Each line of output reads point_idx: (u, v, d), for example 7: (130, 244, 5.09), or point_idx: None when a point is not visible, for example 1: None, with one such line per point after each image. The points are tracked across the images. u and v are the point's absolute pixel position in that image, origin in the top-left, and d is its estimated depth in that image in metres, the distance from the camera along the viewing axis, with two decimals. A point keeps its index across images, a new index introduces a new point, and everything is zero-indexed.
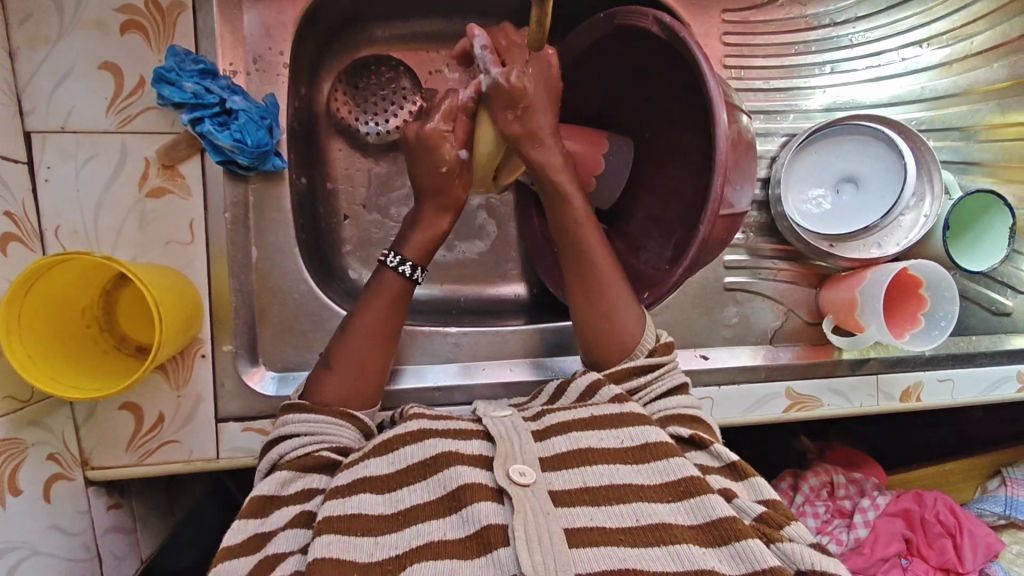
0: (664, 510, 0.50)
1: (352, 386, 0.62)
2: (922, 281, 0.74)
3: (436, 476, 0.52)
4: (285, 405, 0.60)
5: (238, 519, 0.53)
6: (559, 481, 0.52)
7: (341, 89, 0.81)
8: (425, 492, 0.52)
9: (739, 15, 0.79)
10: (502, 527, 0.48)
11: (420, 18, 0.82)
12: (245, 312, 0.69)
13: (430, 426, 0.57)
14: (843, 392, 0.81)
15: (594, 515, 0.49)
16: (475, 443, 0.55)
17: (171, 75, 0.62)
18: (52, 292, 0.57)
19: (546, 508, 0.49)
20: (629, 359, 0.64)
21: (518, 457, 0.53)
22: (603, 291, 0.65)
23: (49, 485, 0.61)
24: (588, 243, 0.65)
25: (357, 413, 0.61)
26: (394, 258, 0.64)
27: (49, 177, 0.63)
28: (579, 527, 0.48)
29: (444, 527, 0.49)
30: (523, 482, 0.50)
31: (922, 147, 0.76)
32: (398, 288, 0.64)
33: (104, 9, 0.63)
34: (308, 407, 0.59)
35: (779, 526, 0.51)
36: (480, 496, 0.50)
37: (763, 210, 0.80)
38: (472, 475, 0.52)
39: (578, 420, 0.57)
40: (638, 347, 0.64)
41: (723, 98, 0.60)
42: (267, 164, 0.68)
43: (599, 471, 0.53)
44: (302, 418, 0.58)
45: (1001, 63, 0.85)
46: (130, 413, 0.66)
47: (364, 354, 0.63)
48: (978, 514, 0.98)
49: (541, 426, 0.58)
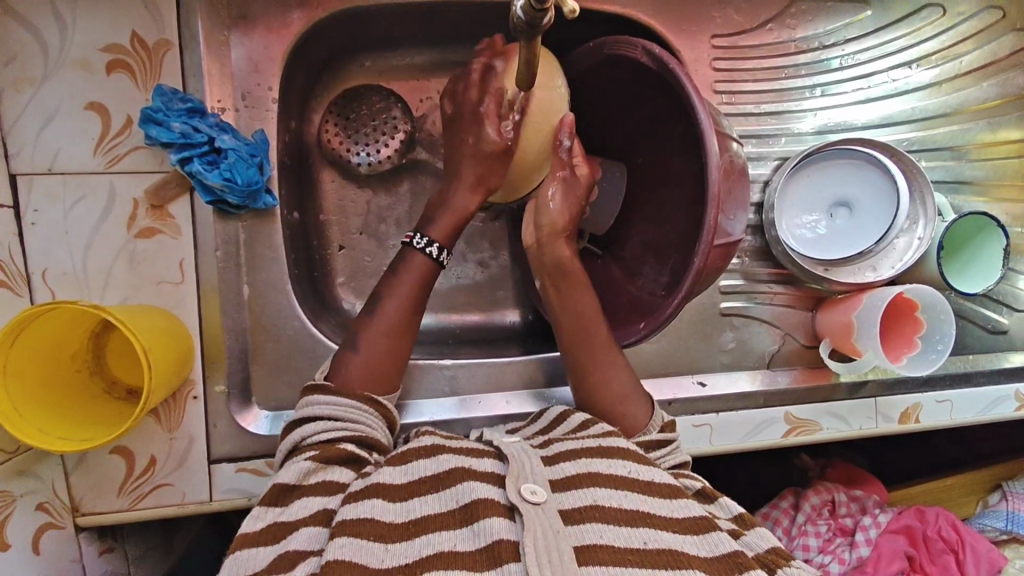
0: (671, 538, 0.50)
1: (375, 362, 0.62)
2: (918, 303, 0.74)
3: (448, 490, 0.52)
4: (308, 384, 0.60)
5: (255, 507, 0.51)
6: (570, 501, 0.51)
7: (332, 119, 0.79)
8: (437, 504, 0.51)
9: (728, 40, 0.79)
10: (514, 543, 0.47)
11: (410, 48, 0.81)
12: (238, 349, 0.69)
13: (441, 444, 0.58)
14: (841, 415, 0.80)
15: (603, 533, 0.49)
16: (486, 461, 0.56)
17: (158, 115, 0.61)
18: (40, 341, 0.56)
19: (556, 525, 0.48)
20: (642, 433, 0.65)
21: (529, 477, 0.53)
22: (599, 366, 0.67)
23: (38, 536, 0.61)
24: (571, 301, 0.67)
25: (382, 399, 0.61)
26: (422, 241, 0.65)
27: (36, 221, 0.62)
28: (588, 545, 0.48)
29: (455, 538, 0.48)
30: (533, 500, 0.50)
31: (913, 171, 0.76)
32: (423, 268, 0.65)
33: (90, 49, 0.62)
34: (336, 390, 0.58)
35: (787, 557, 0.52)
36: (492, 511, 0.49)
37: (758, 234, 0.80)
38: (484, 490, 0.51)
39: (587, 449, 0.57)
40: (649, 423, 0.65)
41: (715, 127, 0.60)
42: (258, 203, 0.67)
43: (609, 493, 0.52)
44: (330, 400, 0.58)
45: (990, 82, 0.85)
46: (121, 457, 0.65)
47: (391, 341, 0.63)
48: (979, 529, 0.97)
49: (551, 451, 0.58)
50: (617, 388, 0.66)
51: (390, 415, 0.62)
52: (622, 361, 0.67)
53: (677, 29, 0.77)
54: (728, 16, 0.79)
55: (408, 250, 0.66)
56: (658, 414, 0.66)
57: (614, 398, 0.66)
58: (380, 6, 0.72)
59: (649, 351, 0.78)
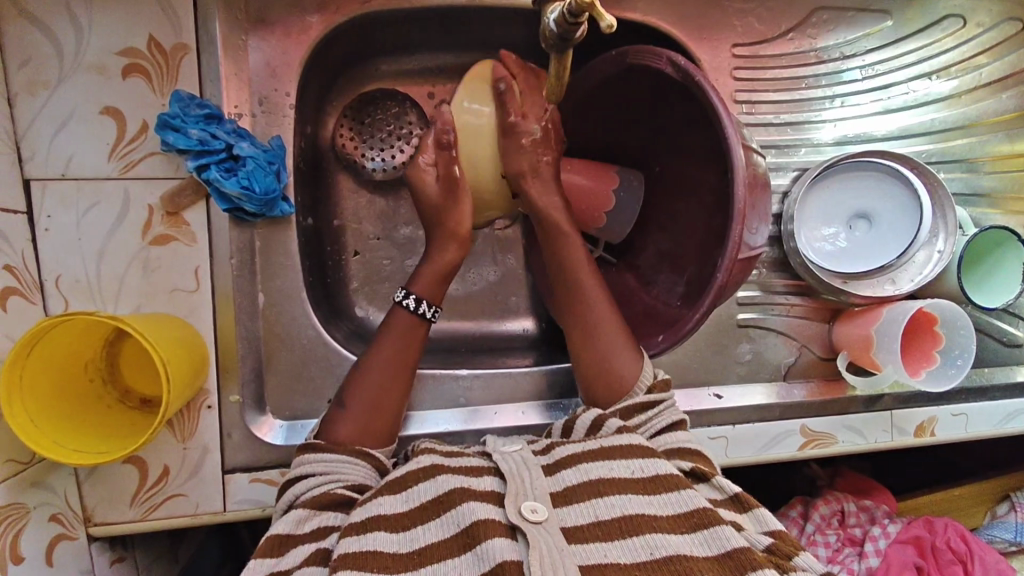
0: (679, 542, 0.48)
1: (367, 421, 0.61)
2: (937, 316, 0.74)
3: (449, 513, 0.50)
4: (301, 444, 0.59)
5: (251, 560, 0.50)
6: (572, 517, 0.50)
7: (346, 124, 0.79)
8: (439, 530, 0.49)
9: (749, 49, 0.78)
10: (517, 563, 0.45)
11: (427, 53, 0.80)
12: (252, 359, 0.68)
13: (441, 462, 0.56)
14: (858, 429, 0.80)
15: (608, 551, 0.47)
16: (486, 480, 0.54)
17: (175, 121, 0.60)
18: (54, 350, 0.55)
19: (560, 544, 0.47)
20: (628, 397, 0.63)
21: (530, 494, 0.51)
22: (595, 336, 0.66)
23: (51, 546, 0.60)
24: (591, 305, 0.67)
25: (372, 451, 0.60)
26: (400, 295, 0.66)
27: (49, 227, 0.61)
28: (594, 563, 0.46)
29: (460, 564, 0.46)
30: (534, 520, 0.48)
31: (934, 183, 0.75)
32: (404, 322, 0.65)
33: (106, 53, 0.61)
34: (326, 446, 0.58)
35: (790, 555, 0.50)
36: (492, 532, 0.47)
37: (776, 246, 0.79)
38: (484, 510, 0.49)
39: (589, 452, 0.56)
40: (635, 385, 0.64)
41: (740, 139, 0.59)
42: (274, 211, 0.66)
43: (610, 504, 0.51)
44: (321, 457, 0.57)
45: (1009, 94, 0.85)
46: (133, 468, 0.64)
47: (379, 394, 0.62)
48: (989, 541, 0.96)
49: (553, 459, 0.56)
50: (608, 350, 0.65)
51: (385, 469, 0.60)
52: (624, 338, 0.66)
53: (697, 36, 0.76)
54: (750, 25, 0.78)
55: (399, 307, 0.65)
56: (646, 366, 0.65)
57: (599, 354, 0.65)
58: (399, 10, 0.71)
59: (665, 362, 0.77)
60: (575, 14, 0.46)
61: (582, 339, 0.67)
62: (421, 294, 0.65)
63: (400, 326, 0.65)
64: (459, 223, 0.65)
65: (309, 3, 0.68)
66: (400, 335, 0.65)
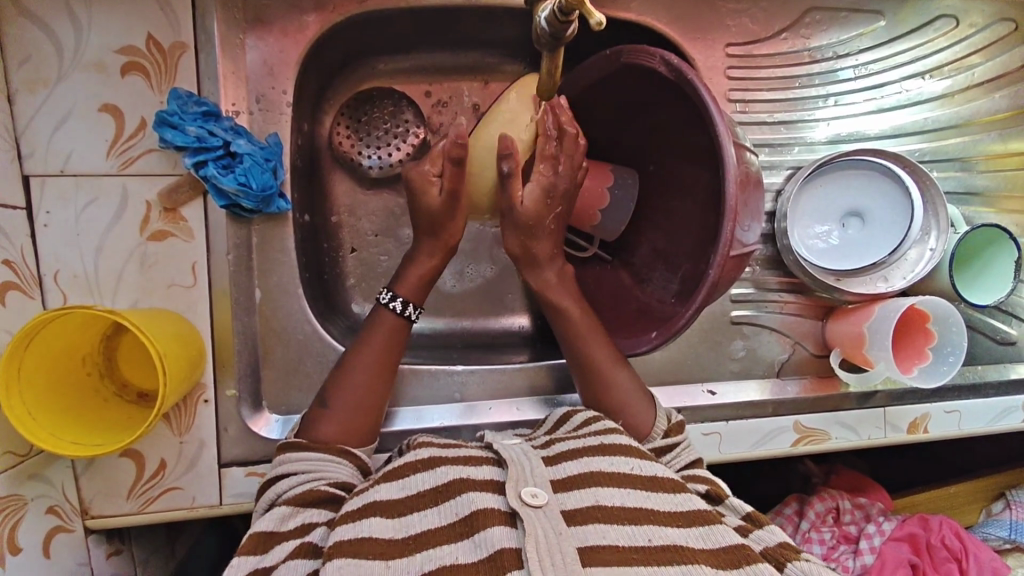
0: (675, 534, 0.49)
1: (355, 417, 0.62)
2: (930, 314, 0.74)
3: (449, 502, 0.51)
4: (283, 442, 0.60)
5: (236, 557, 0.50)
6: (572, 501, 0.50)
7: (343, 122, 0.80)
8: (438, 517, 0.50)
9: (743, 49, 0.79)
10: (515, 551, 0.46)
11: (424, 52, 0.81)
12: (248, 354, 0.68)
13: (439, 455, 0.57)
14: (850, 425, 0.81)
15: (607, 534, 0.48)
16: (486, 469, 0.55)
17: (173, 118, 0.61)
18: (54, 344, 0.56)
19: (558, 528, 0.47)
20: (646, 442, 0.64)
21: (530, 479, 0.52)
22: (612, 379, 0.66)
23: (50, 538, 0.61)
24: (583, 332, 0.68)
25: (354, 450, 0.61)
26: (384, 296, 0.66)
27: (48, 222, 0.61)
28: (593, 547, 0.46)
29: (457, 551, 0.47)
30: (534, 503, 0.49)
31: (926, 181, 0.76)
32: (390, 327, 0.65)
33: (105, 51, 0.62)
34: (311, 446, 0.58)
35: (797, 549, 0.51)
36: (493, 521, 0.48)
37: (769, 244, 0.80)
38: (483, 500, 0.50)
39: (588, 448, 0.57)
40: (652, 430, 0.64)
41: (731, 134, 0.59)
42: (271, 207, 0.67)
43: (611, 493, 0.51)
44: (300, 455, 0.58)
45: (1002, 93, 0.85)
46: (131, 461, 0.65)
47: (368, 390, 0.63)
48: (983, 538, 0.96)
49: (549, 453, 0.57)
50: (623, 389, 0.66)
51: (363, 465, 0.61)
52: (635, 382, 0.67)
53: (691, 36, 0.77)
54: (743, 24, 0.78)
55: (381, 308, 0.66)
56: (660, 412, 0.66)
57: (616, 397, 0.66)
58: (395, 10, 0.72)
59: (658, 358, 0.78)
60: (565, 12, 0.48)
61: (600, 381, 0.67)
62: (406, 296, 0.66)
63: (383, 328, 0.65)
64: (449, 236, 0.65)
65: (307, 2, 0.68)
66: (385, 334, 0.65)
